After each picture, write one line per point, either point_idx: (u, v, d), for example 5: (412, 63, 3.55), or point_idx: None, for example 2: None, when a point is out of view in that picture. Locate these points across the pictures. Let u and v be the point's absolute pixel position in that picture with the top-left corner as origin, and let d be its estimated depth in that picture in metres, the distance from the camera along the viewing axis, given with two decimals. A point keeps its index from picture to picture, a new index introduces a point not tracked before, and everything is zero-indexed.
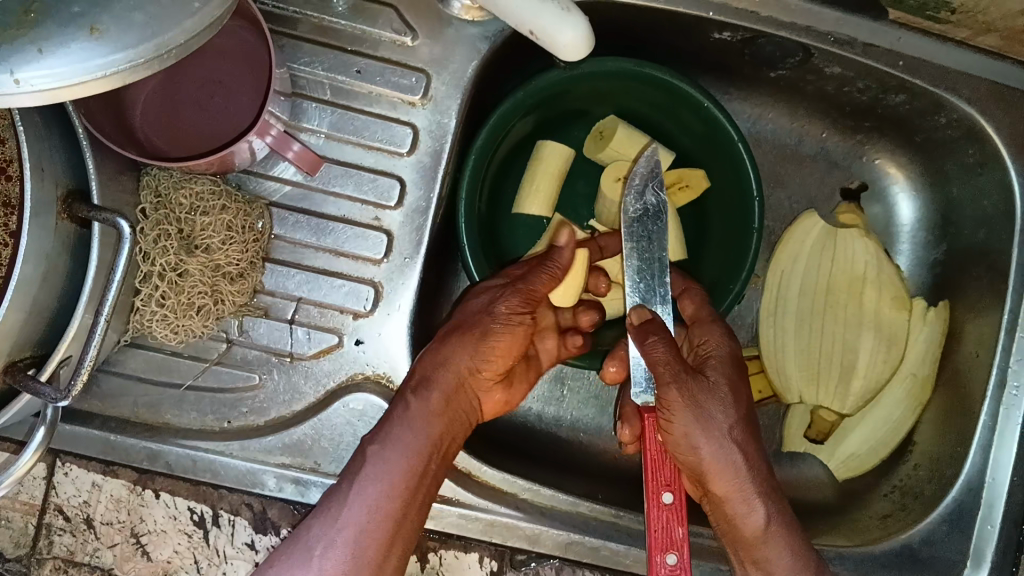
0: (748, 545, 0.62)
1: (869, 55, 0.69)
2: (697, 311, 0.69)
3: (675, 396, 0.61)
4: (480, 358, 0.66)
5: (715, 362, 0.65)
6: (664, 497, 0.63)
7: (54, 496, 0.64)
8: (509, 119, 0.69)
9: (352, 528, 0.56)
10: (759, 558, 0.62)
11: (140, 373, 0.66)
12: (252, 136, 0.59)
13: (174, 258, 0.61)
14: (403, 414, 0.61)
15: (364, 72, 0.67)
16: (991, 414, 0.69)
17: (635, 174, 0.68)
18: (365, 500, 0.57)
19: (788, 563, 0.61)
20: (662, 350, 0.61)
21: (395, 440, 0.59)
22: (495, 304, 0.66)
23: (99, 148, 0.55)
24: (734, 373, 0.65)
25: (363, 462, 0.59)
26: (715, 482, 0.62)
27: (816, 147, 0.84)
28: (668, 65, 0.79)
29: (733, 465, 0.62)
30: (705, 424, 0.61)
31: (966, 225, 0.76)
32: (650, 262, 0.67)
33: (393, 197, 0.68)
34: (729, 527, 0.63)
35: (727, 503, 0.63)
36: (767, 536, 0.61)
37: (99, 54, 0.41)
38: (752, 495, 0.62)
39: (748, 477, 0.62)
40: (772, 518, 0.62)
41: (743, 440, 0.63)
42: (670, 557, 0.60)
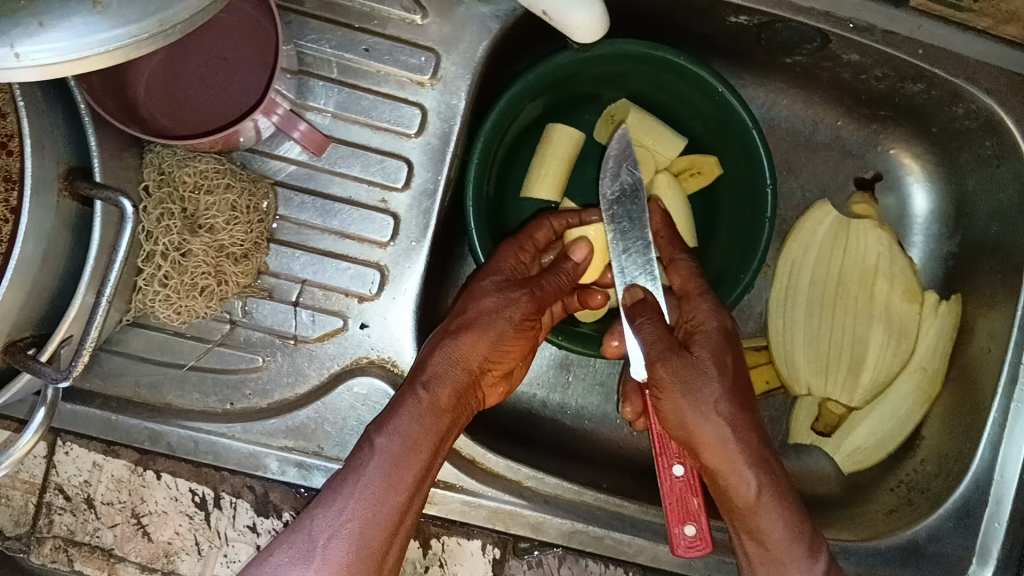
0: (742, 517, 0.61)
1: (887, 43, 0.67)
2: (685, 285, 0.66)
3: (664, 374, 0.61)
4: (493, 357, 0.65)
5: (703, 335, 0.64)
6: (676, 469, 0.65)
7: (54, 475, 0.63)
8: (519, 102, 0.68)
9: (355, 520, 0.56)
10: (754, 529, 0.61)
11: (142, 353, 0.65)
12: (257, 114, 0.58)
13: (178, 237, 0.61)
14: (413, 407, 0.59)
15: (372, 51, 0.66)
16: (1000, 411, 0.68)
17: (608, 157, 0.66)
18: (367, 493, 0.56)
19: (780, 535, 0.60)
20: None
21: (402, 433, 0.58)
22: (510, 308, 0.65)
23: (102, 125, 0.54)
24: (725, 346, 0.64)
25: (368, 455, 0.57)
26: (708, 456, 0.61)
27: (831, 135, 0.83)
28: (681, 48, 0.77)
29: (724, 440, 0.61)
30: (694, 400, 0.61)
31: (982, 218, 0.75)
32: (634, 242, 0.66)
33: (400, 178, 0.66)
34: (724, 498, 0.62)
35: (720, 476, 0.61)
36: (760, 509, 0.61)
37: (101, 29, 0.40)
38: (743, 467, 0.61)
39: (739, 449, 0.61)
40: (765, 490, 0.61)
41: (732, 413, 0.61)
42: (689, 529, 0.62)
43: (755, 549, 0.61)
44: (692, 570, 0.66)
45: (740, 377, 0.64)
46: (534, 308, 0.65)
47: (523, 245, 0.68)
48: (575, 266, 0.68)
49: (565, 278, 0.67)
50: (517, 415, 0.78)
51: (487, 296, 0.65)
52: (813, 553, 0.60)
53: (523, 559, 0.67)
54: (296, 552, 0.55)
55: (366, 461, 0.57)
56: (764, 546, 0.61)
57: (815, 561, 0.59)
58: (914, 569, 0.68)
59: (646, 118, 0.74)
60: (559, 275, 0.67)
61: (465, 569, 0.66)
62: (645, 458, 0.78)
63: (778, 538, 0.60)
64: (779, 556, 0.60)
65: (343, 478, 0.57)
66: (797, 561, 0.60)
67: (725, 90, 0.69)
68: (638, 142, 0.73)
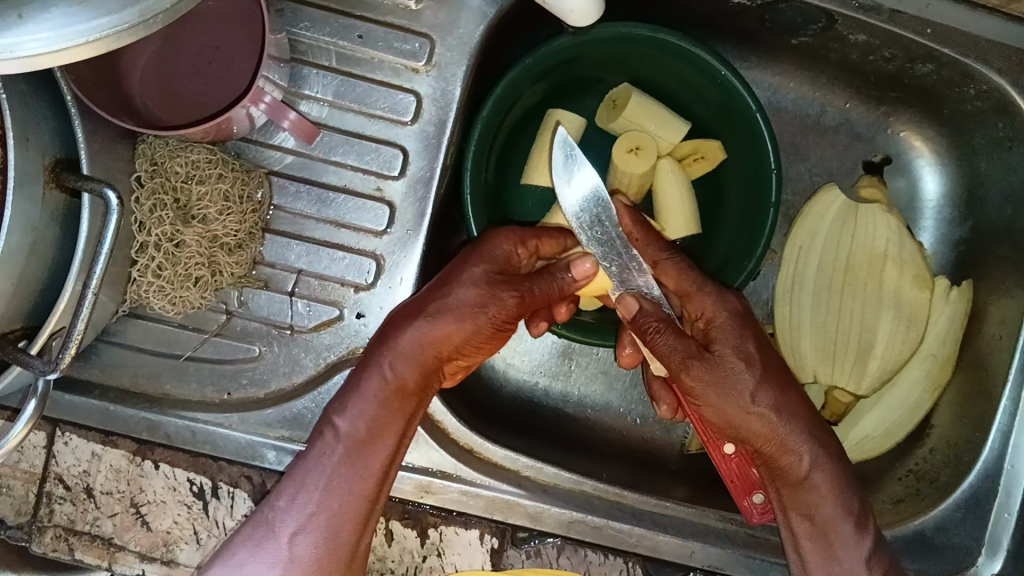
0: (791, 492, 0.62)
1: (895, 23, 0.65)
2: (680, 283, 0.64)
3: (692, 383, 0.60)
4: (468, 345, 0.61)
5: (721, 328, 0.62)
6: (727, 448, 0.66)
7: (54, 465, 0.63)
8: (515, 88, 0.67)
9: (322, 514, 0.57)
10: (803, 505, 0.62)
11: (140, 343, 0.66)
12: (246, 103, 0.58)
13: (170, 228, 0.60)
14: (378, 392, 0.59)
15: (366, 37, 0.65)
16: (1012, 399, 0.66)
17: (555, 165, 0.63)
18: (331, 486, 0.57)
19: (831, 511, 0.61)
20: (668, 342, 0.60)
21: (364, 417, 0.58)
22: (494, 305, 0.61)
23: (90, 116, 0.53)
24: (745, 334, 0.63)
25: (329, 443, 0.58)
26: (760, 444, 0.61)
27: (838, 118, 0.81)
28: (684, 31, 0.76)
29: (774, 429, 0.61)
30: (733, 398, 0.60)
31: (993, 201, 0.74)
32: (613, 242, 0.64)
33: (396, 166, 0.66)
34: (773, 476, 0.63)
35: (772, 458, 0.62)
36: (807, 486, 0.62)
37: (80, 20, 0.40)
38: (798, 447, 0.61)
39: (789, 433, 0.61)
40: (816, 469, 0.61)
41: (775, 400, 0.61)
42: (755, 498, 0.65)
43: (801, 524, 0.62)
44: (694, 561, 0.66)
45: (771, 357, 0.63)
46: (519, 309, 0.62)
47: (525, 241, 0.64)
48: (570, 279, 0.63)
49: (556, 289, 0.63)
50: (518, 403, 0.77)
51: (469, 284, 0.61)
52: (862, 527, 0.61)
53: (521, 548, 0.65)
54: (254, 542, 0.57)
55: (326, 450, 0.58)
56: (812, 519, 0.62)
57: (864, 537, 0.60)
58: (922, 561, 0.66)
59: (649, 103, 0.72)
60: (551, 285, 0.63)
61: (463, 560, 0.64)
62: (646, 444, 0.78)
63: (828, 515, 0.61)
64: (826, 532, 0.61)
65: (307, 466, 0.58)
66: (845, 538, 0.61)
67: (728, 73, 0.68)
68: (638, 127, 0.72)
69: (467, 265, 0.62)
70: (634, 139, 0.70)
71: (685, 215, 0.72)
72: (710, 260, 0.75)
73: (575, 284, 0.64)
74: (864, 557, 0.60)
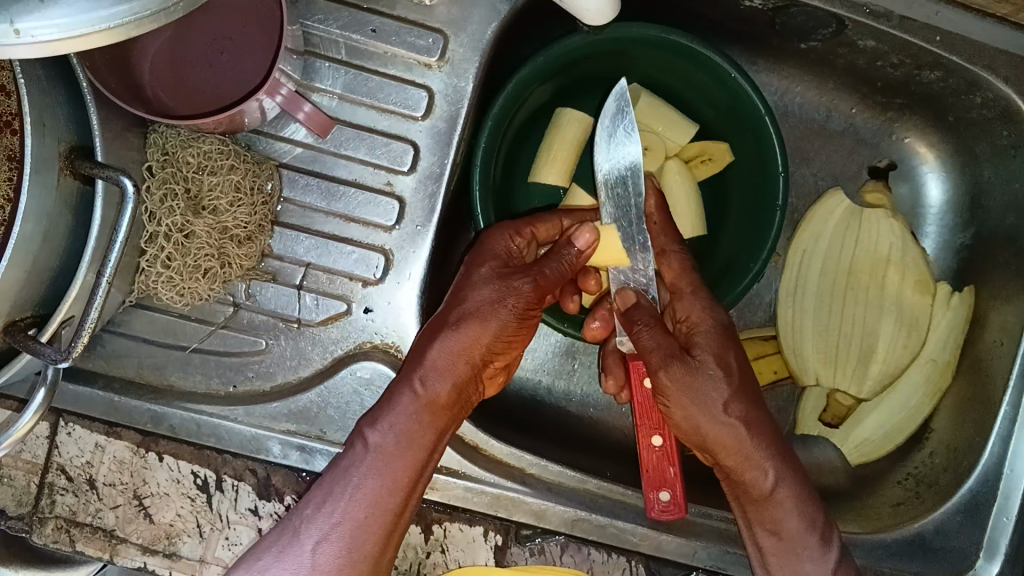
0: (757, 507, 0.63)
1: (905, 29, 0.66)
2: (677, 280, 0.66)
3: (666, 381, 0.61)
4: (495, 349, 0.62)
5: (702, 339, 0.63)
6: (655, 440, 0.67)
7: (56, 455, 0.62)
8: (526, 87, 0.67)
9: (348, 524, 0.56)
10: (768, 520, 0.62)
11: (146, 334, 0.65)
12: (261, 94, 0.58)
13: (181, 219, 0.60)
14: (409, 404, 0.59)
15: (379, 32, 0.65)
16: (1012, 405, 0.67)
17: (604, 116, 0.64)
18: (359, 495, 0.57)
19: (795, 526, 0.62)
20: (647, 338, 0.61)
21: (396, 430, 0.58)
22: (512, 297, 0.61)
23: (104, 103, 0.53)
24: (726, 345, 0.64)
25: (358, 453, 0.58)
26: (724, 454, 0.63)
27: (844, 123, 0.81)
28: (694, 33, 0.76)
29: (739, 441, 0.62)
30: (702, 406, 0.61)
31: (996, 208, 0.74)
32: (629, 211, 0.64)
33: (406, 161, 0.66)
34: (740, 490, 0.64)
35: (737, 471, 0.63)
36: (772, 501, 0.62)
37: (103, 6, 0.39)
38: (761, 460, 0.62)
39: (754, 446, 0.62)
40: (781, 483, 0.62)
41: (745, 412, 0.62)
42: (664, 495, 0.64)
43: (766, 539, 0.62)
44: (696, 560, 0.66)
45: (747, 372, 0.64)
46: (534, 295, 0.62)
47: (534, 224, 0.66)
48: (579, 251, 0.63)
49: (566, 266, 0.63)
50: (522, 401, 0.77)
51: (484, 286, 0.62)
52: (826, 541, 0.61)
53: (525, 546, 0.65)
54: (280, 547, 0.56)
55: (356, 460, 0.58)
56: (777, 535, 0.62)
57: (827, 550, 0.61)
58: (921, 564, 0.67)
59: (658, 103, 0.72)
60: (560, 262, 0.63)
61: (466, 556, 0.64)
62: None
63: (792, 529, 0.62)
64: (792, 546, 0.61)
65: (338, 477, 0.57)
66: (809, 552, 0.61)
67: (738, 75, 0.68)
68: (647, 127, 0.72)
69: (478, 265, 0.63)
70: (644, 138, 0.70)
71: (691, 216, 0.72)
72: (715, 261, 0.75)
73: (587, 255, 0.64)
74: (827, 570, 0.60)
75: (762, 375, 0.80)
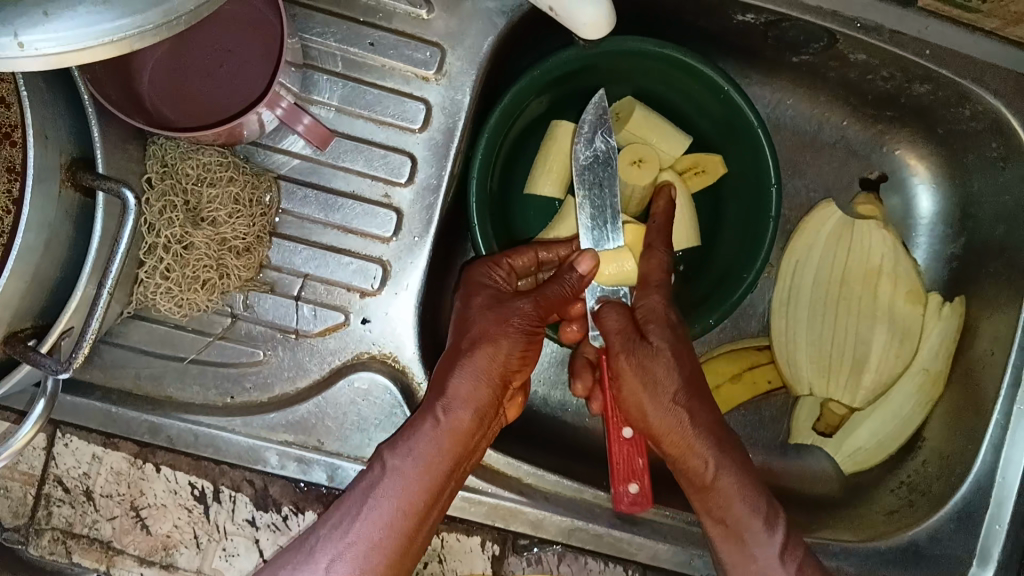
0: (701, 495, 0.63)
1: (895, 43, 0.67)
2: (648, 272, 0.66)
3: (624, 364, 0.63)
4: (512, 367, 0.63)
5: (655, 324, 0.64)
6: (624, 432, 0.66)
7: (53, 466, 0.63)
8: (522, 99, 0.67)
9: (362, 544, 0.57)
10: (715, 508, 0.62)
11: (144, 345, 0.65)
12: (260, 107, 0.58)
13: (180, 230, 0.60)
14: (431, 430, 0.59)
15: (377, 45, 0.65)
16: (1004, 413, 0.68)
17: (584, 122, 0.66)
18: (375, 517, 0.58)
19: (740, 509, 0.62)
20: (615, 318, 0.64)
21: (416, 454, 0.59)
22: (518, 315, 0.63)
23: (105, 115, 0.53)
24: (676, 335, 0.65)
25: (376, 475, 0.59)
26: (668, 443, 0.63)
27: (836, 135, 0.82)
28: (688, 46, 0.77)
29: (682, 429, 0.63)
30: (651, 388, 0.63)
31: (986, 219, 0.75)
32: (605, 211, 0.66)
33: (404, 173, 0.66)
34: (684, 476, 0.64)
35: (680, 460, 0.63)
36: (716, 487, 0.62)
37: (106, 19, 0.39)
38: (702, 449, 0.62)
39: (697, 435, 0.63)
40: (721, 471, 0.62)
41: (689, 400, 0.63)
42: (632, 487, 0.64)
43: (715, 525, 0.63)
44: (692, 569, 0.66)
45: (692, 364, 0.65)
46: (538, 312, 0.63)
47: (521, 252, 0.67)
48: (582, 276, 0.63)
49: (568, 290, 0.63)
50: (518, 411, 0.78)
51: (493, 309, 0.64)
52: (770, 523, 0.62)
53: (523, 556, 0.67)
54: (294, 565, 0.57)
55: (375, 481, 0.59)
56: (724, 520, 0.62)
57: (773, 533, 0.61)
58: (914, 572, 0.67)
59: (651, 117, 0.73)
60: (561, 287, 0.62)
61: (464, 565, 0.66)
62: None
63: (737, 515, 0.62)
64: (738, 530, 0.62)
65: (355, 498, 0.58)
66: (755, 534, 0.61)
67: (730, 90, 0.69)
68: (641, 139, 0.73)
69: (473, 295, 0.64)
70: (637, 151, 0.70)
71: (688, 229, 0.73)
72: (710, 273, 0.76)
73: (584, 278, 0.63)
74: (774, 551, 0.61)
75: (757, 385, 0.80)
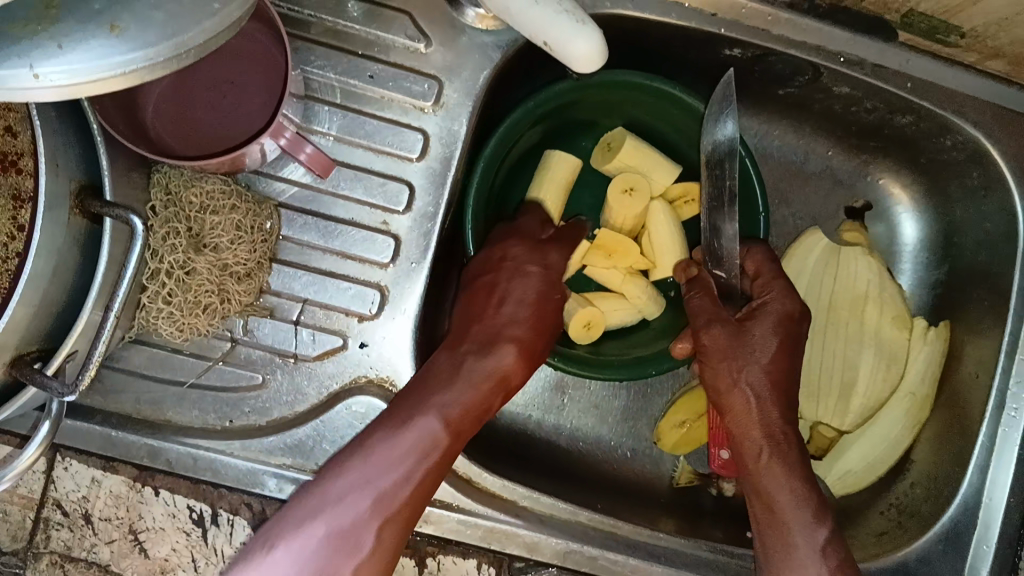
0: (753, 480, 0.65)
1: (877, 76, 0.69)
2: (760, 267, 0.70)
3: (705, 341, 0.66)
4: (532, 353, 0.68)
5: (764, 312, 0.68)
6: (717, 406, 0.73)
7: (53, 490, 0.64)
8: (517, 128, 0.69)
9: (354, 517, 0.56)
10: (761, 491, 0.64)
11: (144, 369, 0.66)
12: (264, 137, 0.60)
13: (183, 256, 0.61)
14: (441, 413, 0.60)
15: (376, 77, 0.67)
16: (989, 436, 0.70)
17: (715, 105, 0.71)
18: (373, 488, 0.57)
19: (786, 500, 0.63)
20: (698, 301, 0.68)
21: (420, 429, 0.59)
22: (543, 299, 0.67)
23: (113, 145, 0.55)
24: (784, 327, 0.67)
25: (381, 450, 0.58)
26: (731, 419, 0.67)
27: (821, 165, 0.85)
28: (678, 79, 0.79)
29: (750, 409, 0.66)
30: (732, 364, 0.66)
31: (968, 246, 0.77)
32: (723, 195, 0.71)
33: (402, 201, 0.68)
34: (739, 461, 0.67)
35: (736, 439, 0.67)
36: (768, 473, 0.64)
37: (119, 52, 0.40)
38: (756, 432, 0.65)
39: (759, 416, 0.65)
40: (771, 459, 0.64)
41: (769, 385, 0.66)
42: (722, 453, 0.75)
43: (762, 512, 0.64)
44: None
45: (791, 359, 0.68)
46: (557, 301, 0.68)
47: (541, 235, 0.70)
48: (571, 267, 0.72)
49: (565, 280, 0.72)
50: (512, 435, 0.79)
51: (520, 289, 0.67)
52: (818, 519, 0.63)
53: None
54: (280, 538, 0.56)
55: (379, 455, 0.58)
56: (771, 509, 0.64)
57: (818, 526, 0.62)
58: None
59: (643, 145, 0.73)
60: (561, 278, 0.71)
61: None
62: (634, 478, 0.80)
63: (782, 503, 0.63)
64: (784, 520, 0.63)
65: (355, 469, 0.57)
66: (800, 526, 0.62)
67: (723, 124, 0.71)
68: (633, 169, 0.74)
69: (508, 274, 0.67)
70: (629, 179, 0.72)
71: (675, 254, 0.74)
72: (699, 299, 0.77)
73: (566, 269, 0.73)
74: (816, 546, 0.62)
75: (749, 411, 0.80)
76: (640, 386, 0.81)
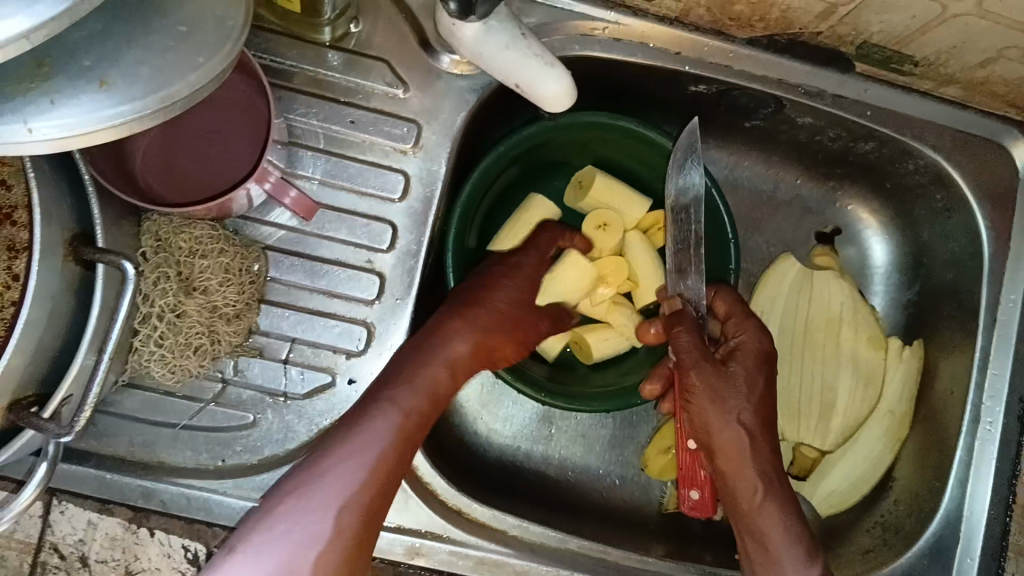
0: (747, 519, 0.66)
1: (837, 106, 0.72)
2: (730, 309, 0.72)
3: (697, 380, 0.67)
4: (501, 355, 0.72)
5: (740, 353, 0.70)
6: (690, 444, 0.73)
7: (49, 534, 0.65)
8: (492, 169, 0.72)
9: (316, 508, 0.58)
10: (755, 529, 0.65)
11: (136, 413, 0.67)
12: (251, 182, 0.62)
13: (174, 299, 0.63)
14: (392, 413, 0.63)
15: (357, 123, 0.70)
16: (966, 449, 0.71)
17: (680, 151, 0.73)
18: (335, 482, 0.59)
19: (781, 539, 0.64)
20: (686, 339, 0.68)
21: (379, 430, 0.62)
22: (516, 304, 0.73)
23: (104, 194, 0.57)
24: (759, 366, 0.70)
25: (341, 449, 0.60)
26: (722, 457, 0.67)
27: (791, 193, 0.88)
28: (648, 115, 0.82)
29: (739, 448, 0.67)
30: (718, 403, 0.67)
31: (935, 266, 0.80)
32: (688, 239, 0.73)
33: (385, 240, 0.70)
34: (730, 502, 0.67)
35: (727, 476, 0.67)
36: (763, 512, 0.65)
37: (109, 106, 0.42)
38: (749, 469, 0.66)
39: (750, 456, 0.67)
40: (765, 497, 0.66)
41: (754, 423, 0.68)
42: (693, 493, 0.75)
43: (757, 549, 0.65)
44: None
45: (770, 398, 0.70)
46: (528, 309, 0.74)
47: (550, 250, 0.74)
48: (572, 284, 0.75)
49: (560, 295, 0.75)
50: (501, 466, 0.80)
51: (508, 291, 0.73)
52: (811, 555, 0.64)
53: None
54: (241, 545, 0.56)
55: (338, 452, 0.60)
56: (765, 547, 0.65)
57: (814, 563, 0.63)
58: None
59: (613, 182, 0.76)
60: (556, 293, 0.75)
61: None
62: (622, 505, 0.81)
63: (777, 539, 0.64)
64: (779, 558, 0.64)
65: (320, 467, 0.60)
66: (797, 563, 0.63)
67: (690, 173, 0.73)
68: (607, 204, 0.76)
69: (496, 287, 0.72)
70: (601, 216, 0.76)
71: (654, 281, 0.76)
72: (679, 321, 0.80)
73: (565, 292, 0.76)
74: None
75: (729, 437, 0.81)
76: (625, 414, 0.83)
